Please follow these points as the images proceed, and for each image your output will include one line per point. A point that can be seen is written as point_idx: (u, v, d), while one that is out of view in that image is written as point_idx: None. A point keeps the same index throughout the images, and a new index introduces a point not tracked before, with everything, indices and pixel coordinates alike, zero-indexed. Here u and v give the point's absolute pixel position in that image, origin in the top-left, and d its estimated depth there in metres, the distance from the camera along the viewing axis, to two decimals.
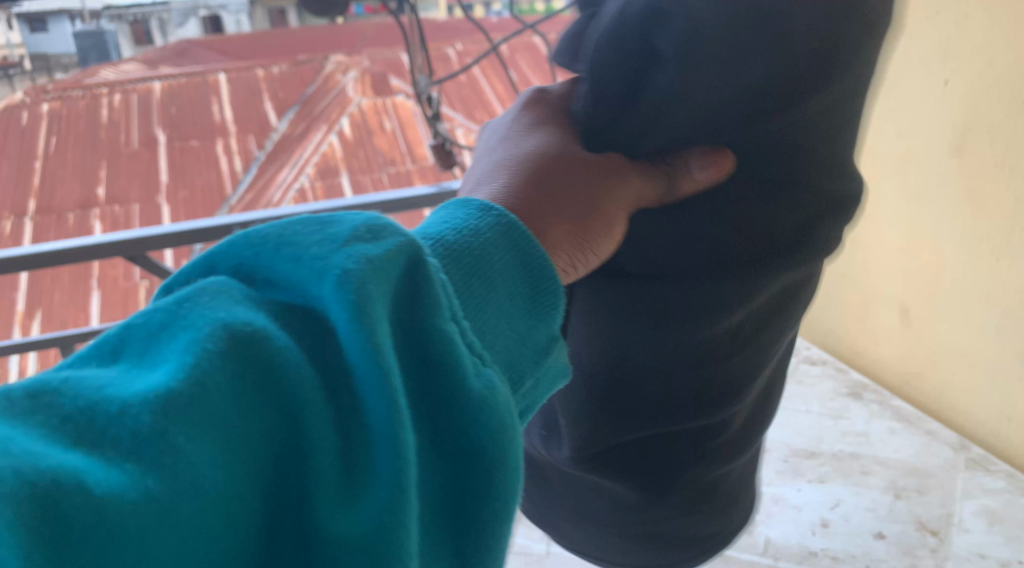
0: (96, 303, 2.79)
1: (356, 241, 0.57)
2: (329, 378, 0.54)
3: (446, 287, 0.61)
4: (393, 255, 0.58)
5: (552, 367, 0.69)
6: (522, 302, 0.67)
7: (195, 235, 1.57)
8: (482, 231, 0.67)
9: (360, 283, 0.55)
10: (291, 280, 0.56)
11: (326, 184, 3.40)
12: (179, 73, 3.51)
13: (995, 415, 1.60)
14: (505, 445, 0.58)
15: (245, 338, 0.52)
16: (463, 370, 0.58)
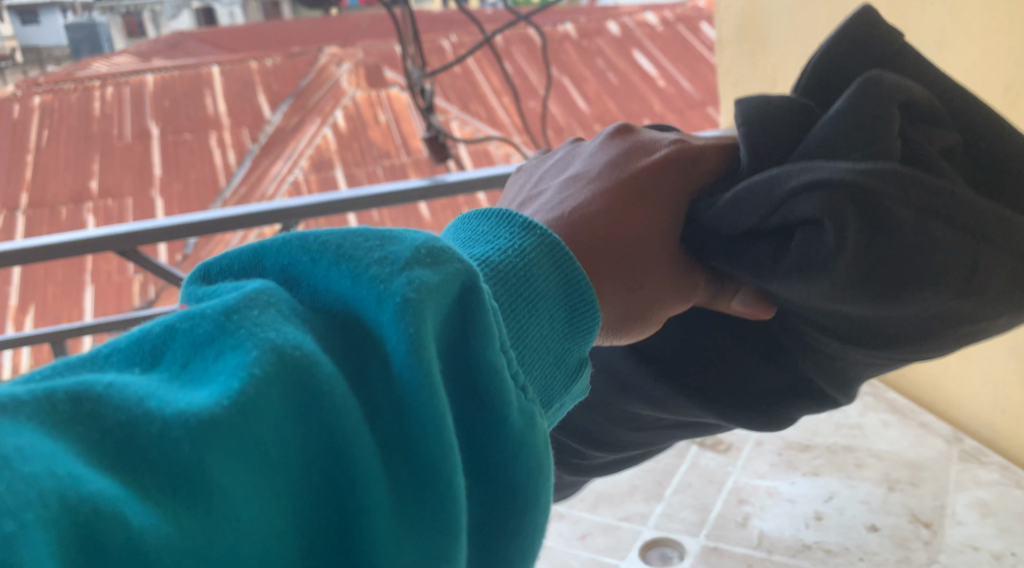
0: (89, 297, 2.77)
1: (417, 266, 0.55)
2: (375, 410, 0.52)
3: (496, 314, 0.59)
4: (449, 282, 0.56)
5: (574, 392, 0.69)
6: (560, 327, 0.67)
7: (190, 229, 1.55)
8: (526, 252, 0.67)
9: (416, 313, 0.53)
10: (348, 299, 0.55)
11: (321, 177, 3.22)
12: (172, 66, 3.83)
13: (989, 406, 1.40)
14: (543, 484, 0.57)
15: (295, 363, 0.50)
16: (510, 406, 0.56)
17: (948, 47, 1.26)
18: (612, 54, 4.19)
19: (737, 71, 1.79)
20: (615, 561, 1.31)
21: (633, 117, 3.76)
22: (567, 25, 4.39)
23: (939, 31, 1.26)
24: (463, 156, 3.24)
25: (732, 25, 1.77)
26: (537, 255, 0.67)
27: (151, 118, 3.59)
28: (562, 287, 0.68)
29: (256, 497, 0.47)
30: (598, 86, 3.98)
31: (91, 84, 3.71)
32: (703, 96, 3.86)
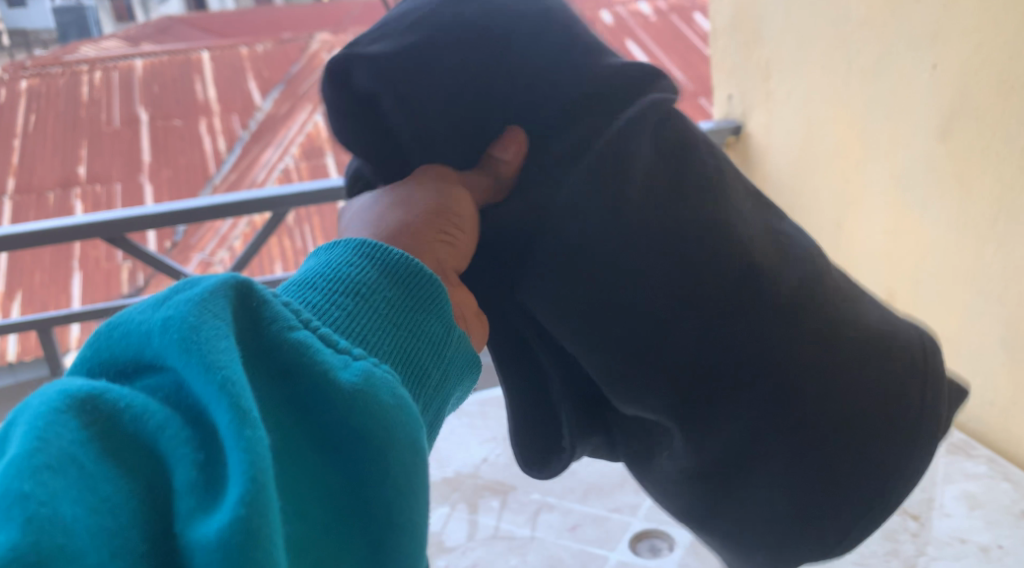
0: (78, 283, 2.77)
1: (175, 287, 0.50)
2: (184, 407, 0.47)
3: (287, 304, 0.53)
4: (215, 285, 0.50)
5: (458, 360, 0.63)
6: (401, 307, 0.60)
7: (176, 216, 1.53)
8: (345, 265, 0.60)
9: (185, 317, 0.48)
10: (125, 347, 0.49)
11: (312, 166, 3.11)
12: (160, 51, 3.82)
13: (979, 399, 1.34)
14: (387, 424, 0.51)
15: (80, 401, 0.45)
16: (324, 368, 0.51)
17: (944, 40, 1.25)
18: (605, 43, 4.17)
19: (732, 63, 1.78)
20: (605, 552, 1.30)
21: None
22: None
23: (934, 29, 1.26)
24: None
25: (726, 16, 1.76)
26: (350, 260, 0.60)
27: (140, 103, 3.58)
28: (388, 273, 0.60)
29: (68, 512, 0.42)
30: None
31: (79, 69, 3.70)
32: (695, 88, 3.87)
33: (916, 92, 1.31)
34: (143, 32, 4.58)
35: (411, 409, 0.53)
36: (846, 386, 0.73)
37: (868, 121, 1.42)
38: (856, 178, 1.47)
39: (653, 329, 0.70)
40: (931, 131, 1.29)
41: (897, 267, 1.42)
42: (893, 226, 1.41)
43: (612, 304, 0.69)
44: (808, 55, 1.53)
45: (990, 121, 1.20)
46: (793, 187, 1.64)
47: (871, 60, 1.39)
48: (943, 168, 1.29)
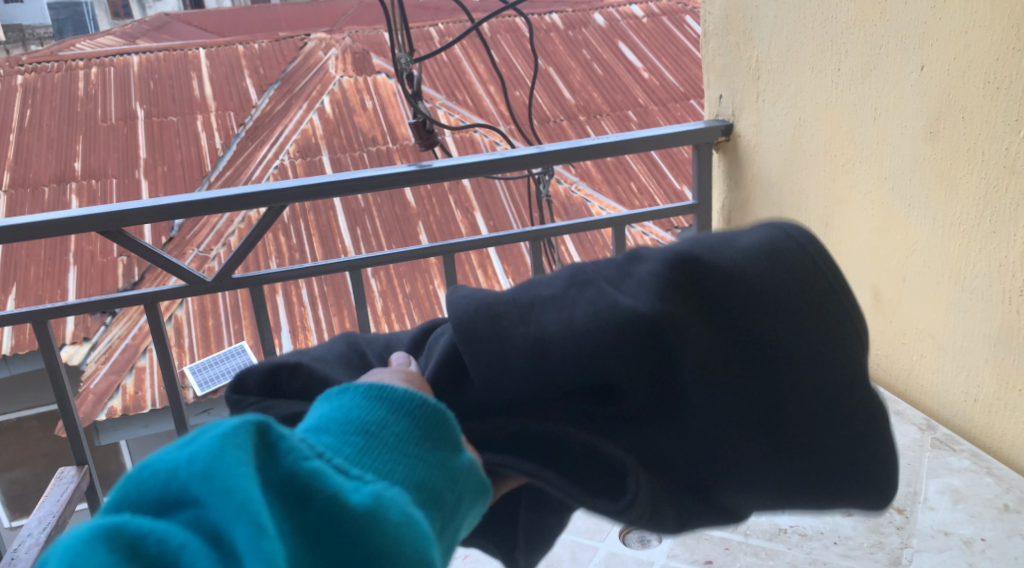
0: (73, 278, 2.78)
1: (204, 430, 0.57)
2: (204, 531, 0.53)
3: (302, 440, 0.60)
4: (237, 427, 0.57)
5: (468, 483, 0.67)
6: (408, 438, 0.64)
7: (172, 210, 1.55)
8: (346, 402, 0.64)
9: (211, 454, 0.55)
10: (154, 481, 0.55)
11: (307, 162, 3.15)
12: (157, 48, 3.83)
13: (962, 394, 1.35)
14: (388, 542, 0.58)
15: (114, 534, 0.52)
16: (335, 494, 0.57)
17: (932, 42, 1.27)
18: (598, 44, 4.21)
19: (723, 63, 1.80)
20: (596, 543, 1.28)
21: (617, 108, 3.80)
22: (554, 15, 4.40)
23: (921, 30, 1.29)
24: (450, 145, 3.27)
25: (717, 17, 1.78)
26: (361, 404, 0.64)
27: (137, 100, 3.59)
28: (393, 406, 0.65)
29: None
30: (584, 76, 4.00)
31: (76, 65, 3.73)
32: (685, 90, 3.95)
33: (904, 92, 1.33)
34: (138, 29, 4.60)
35: (417, 531, 0.59)
36: (790, 322, 0.70)
37: (855, 121, 1.44)
38: (843, 177, 1.49)
39: (577, 347, 0.70)
40: (918, 131, 1.31)
41: (883, 262, 1.44)
42: (880, 224, 1.43)
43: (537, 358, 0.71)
44: (798, 56, 1.56)
45: (976, 121, 1.22)
46: (782, 187, 1.67)
47: (861, 61, 1.41)
48: (930, 166, 1.31)
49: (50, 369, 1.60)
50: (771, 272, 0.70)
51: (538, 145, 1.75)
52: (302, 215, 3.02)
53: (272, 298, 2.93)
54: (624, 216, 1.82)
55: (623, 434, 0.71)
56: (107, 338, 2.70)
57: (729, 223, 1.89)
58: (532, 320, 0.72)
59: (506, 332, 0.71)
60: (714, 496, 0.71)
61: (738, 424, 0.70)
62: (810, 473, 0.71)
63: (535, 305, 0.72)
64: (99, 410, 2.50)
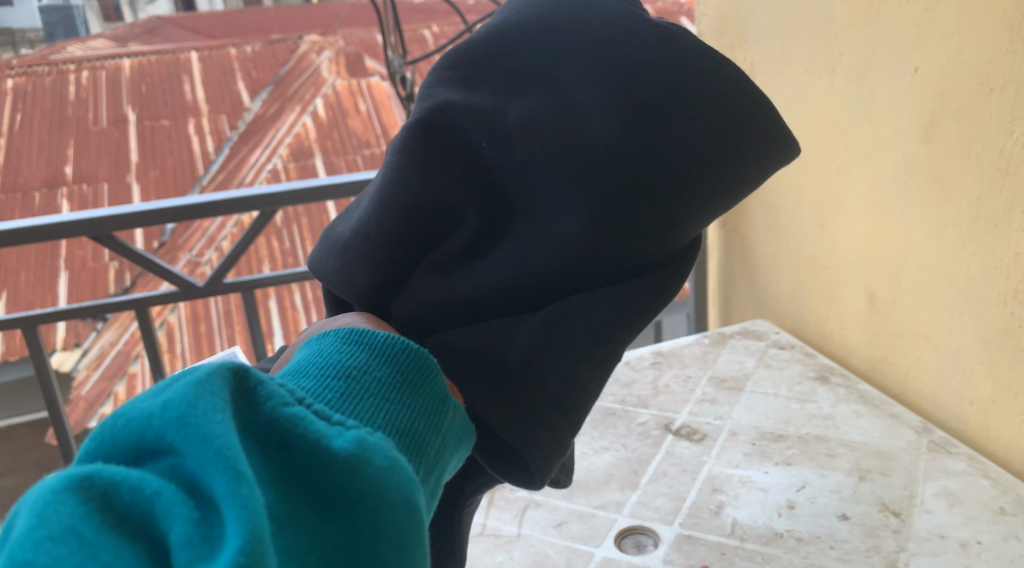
0: (64, 283, 2.76)
1: (178, 378, 0.62)
2: (180, 480, 0.58)
3: (281, 385, 0.65)
4: (211, 375, 0.62)
5: (453, 426, 0.74)
6: (387, 380, 0.70)
7: (163, 214, 1.53)
8: (325, 352, 0.71)
9: (182, 405, 0.60)
10: (133, 433, 0.60)
11: (300, 165, 3.15)
12: (148, 51, 3.83)
13: (959, 396, 1.35)
14: (371, 476, 0.63)
15: (91, 485, 0.57)
16: (316, 433, 0.63)
17: (924, 45, 1.27)
18: None
19: None
20: (591, 548, 1.27)
21: None
22: None
23: (914, 33, 1.28)
24: None
25: (712, 19, 1.78)
26: (340, 353, 0.71)
27: (127, 103, 3.58)
28: (366, 353, 0.71)
29: None
30: None
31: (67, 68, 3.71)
32: None
33: (897, 95, 1.33)
34: (130, 33, 4.62)
35: (402, 463, 0.65)
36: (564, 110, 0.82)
37: (848, 122, 1.44)
38: (838, 178, 1.49)
39: (434, 197, 0.82)
40: (912, 133, 1.31)
41: (878, 262, 1.44)
42: (874, 224, 1.43)
43: (429, 227, 0.82)
44: (791, 59, 1.56)
45: (969, 123, 1.22)
46: (777, 189, 1.67)
47: (855, 64, 1.40)
48: (922, 168, 1.31)
49: (40, 376, 1.59)
50: (498, 96, 0.83)
51: None
52: (295, 218, 3.00)
53: (265, 302, 2.92)
54: None
55: (538, 246, 0.82)
56: (99, 344, 2.69)
57: (725, 225, 1.89)
58: (406, 207, 0.81)
59: (377, 227, 0.82)
60: (634, 245, 0.83)
61: (588, 187, 0.81)
62: (679, 188, 0.83)
63: (401, 195, 0.82)
64: (90, 417, 2.49)
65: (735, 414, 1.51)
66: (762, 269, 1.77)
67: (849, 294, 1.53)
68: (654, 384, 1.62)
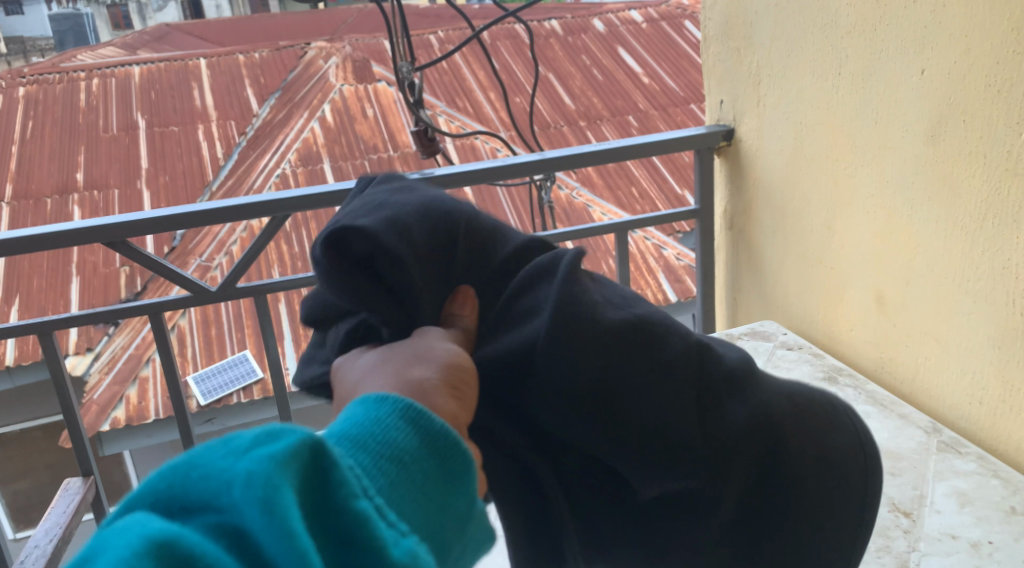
0: (76, 288, 2.78)
1: (259, 444, 0.57)
2: (249, 564, 0.54)
3: (352, 469, 0.61)
4: (293, 453, 0.57)
5: (477, 532, 0.70)
6: (429, 476, 0.66)
7: (175, 221, 1.54)
8: (384, 420, 0.66)
9: (267, 481, 0.55)
10: (204, 498, 0.56)
11: (308, 170, 3.13)
12: (157, 58, 3.86)
13: (968, 397, 1.35)
14: None
15: (163, 555, 0.52)
16: (382, 540, 0.58)
17: (933, 48, 1.27)
18: (597, 50, 4.25)
19: (723, 68, 1.80)
20: None
21: (619, 114, 3.85)
22: (554, 21, 4.43)
23: (921, 36, 1.29)
24: (451, 153, 3.31)
25: (717, 22, 1.78)
26: (396, 427, 0.66)
27: (138, 110, 3.61)
28: (420, 438, 0.67)
29: None
30: (583, 82, 4.04)
31: (77, 76, 3.74)
32: (685, 94, 4.00)
33: (905, 97, 1.33)
34: (138, 40, 4.65)
35: None
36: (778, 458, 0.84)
37: (857, 123, 1.44)
38: (847, 179, 1.49)
39: (648, 422, 0.80)
40: (921, 134, 1.31)
41: (888, 263, 1.44)
42: (885, 227, 1.42)
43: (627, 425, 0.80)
44: (798, 61, 1.56)
45: (978, 125, 1.22)
46: (783, 191, 1.67)
47: (863, 64, 1.41)
48: (932, 170, 1.31)
49: (57, 381, 1.59)
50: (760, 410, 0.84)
51: (540, 152, 1.74)
52: (304, 223, 3.05)
53: (274, 306, 2.93)
54: (627, 222, 1.82)
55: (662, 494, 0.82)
56: (110, 349, 2.70)
57: (731, 227, 1.88)
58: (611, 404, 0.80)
59: (586, 392, 0.79)
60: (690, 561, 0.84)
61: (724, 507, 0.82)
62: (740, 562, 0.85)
63: (618, 388, 0.80)
64: (102, 421, 2.50)
65: None
66: (769, 270, 1.78)
67: (858, 295, 1.53)
68: None
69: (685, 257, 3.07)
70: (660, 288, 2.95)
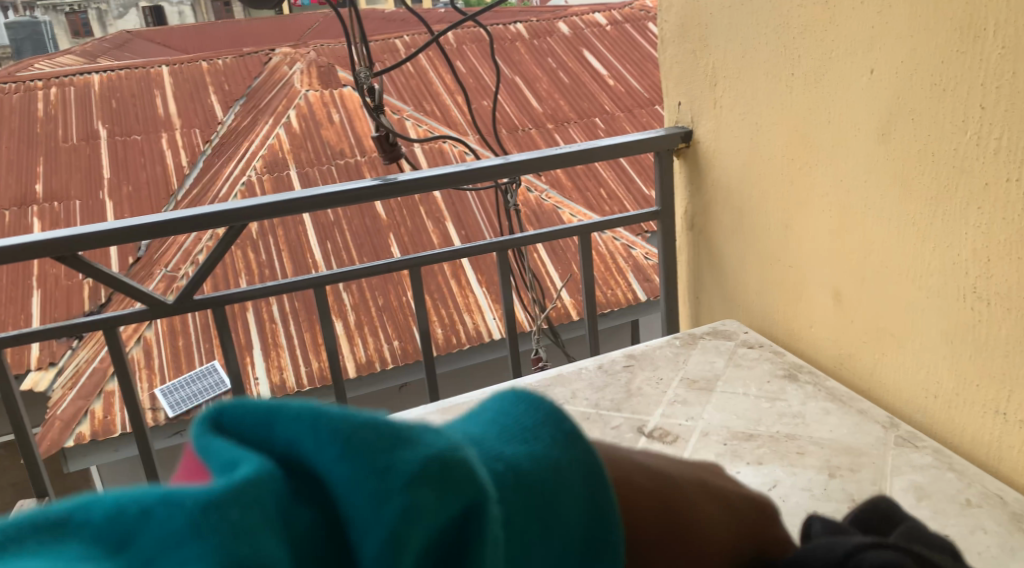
0: (37, 302, 2.75)
1: (427, 479, 0.48)
2: None
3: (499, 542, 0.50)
4: (440, 507, 0.48)
5: None
6: (567, 550, 0.56)
7: (130, 234, 1.51)
8: (564, 463, 0.57)
9: (395, 534, 0.47)
10: (350, 503, 0.48)
11: (274, 177, 3.10)
12: (117, 66, 3.83)
13: (923, 391, 1.36)
14: None
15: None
16: None
17: (882, 46, 1.28)
18: (563, 52, 4.27)
19: (681, 69, 1.80)
20: None
21: (585, 116, 3.88)
22: (519, 24, 4.43)
23: (871, 37, 1.30)
24: (419, 157, 3.33)
25: (673, 24, 1.79)
26: (555, 450, 0.57)
27: (98, 120, 3.57)
28: (582, 484, 0.57)
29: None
30: (550, 84, 4.05)
31: (34, 85, 3.70)
32: (650, 96, 4.08)
33: (857, 96, 1.35)
34: (99, 49, 4.61)
35: None
36: None
37: (812, 122, 1.45)
38: (806, 178, 1.49)
39: None
40: (872, 133, 1.33)
41: (843, 259, 1.45)
42: (840, 225, 1.43)
43: None
44: (753, 62, 1.57)
45: (924, 122, 1.24)
46: (740, 191, 1.68)
47: (815, 65, 1.42)
48: (884, 169, 1.32)
49: (7, 401, 1.55)
50: None
51: (504, 155, 1.73)
52: (271, 230, 3.04)
53: (242, 316, 2.92)
54: (590, 223, 1.83)
55: None
56: (74, 362, 2.70)
57: (691, 227, 1.88)
58: None
59: None
60: None
61: None
62: None
63: None
64: (67, 436, 2.47)
65: (706, 415, 1.43)
66: (729, 269, 1.78)
67: (816, 294, 1.54)
68: (626, 386, 1.51)
69: (652, 255, 3.40)
70: (630, 286, 3.25)
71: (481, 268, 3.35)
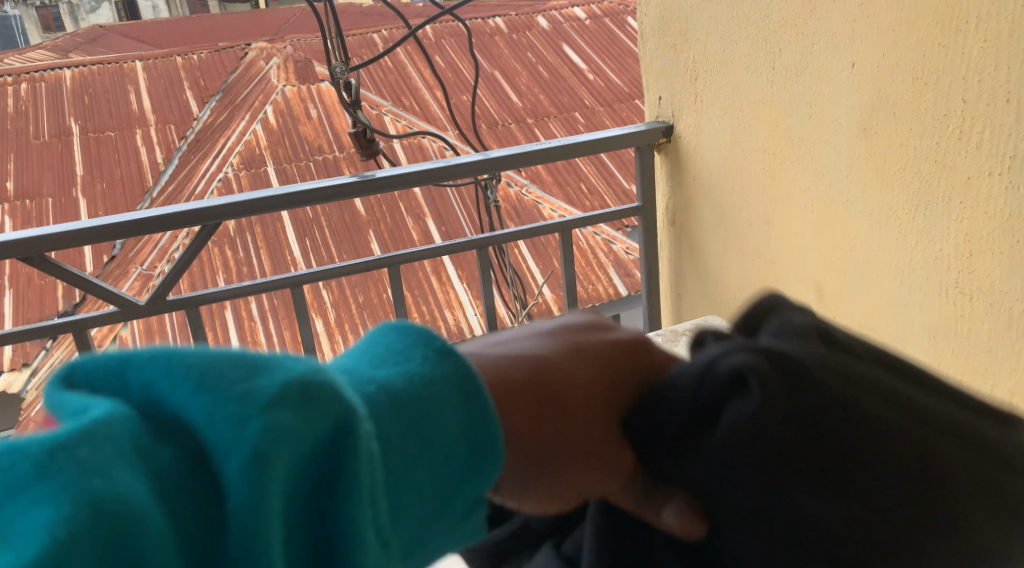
0: (8, 302, 2.71)
1: (278, 401, 0.51)
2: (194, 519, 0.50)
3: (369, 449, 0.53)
4: (304, 426, 0.51)
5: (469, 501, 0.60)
6: (441, 464, 0.59)
7: (102, 233, 1.47)
8: (435, 380, 0.59)
9: (255, 448, 0.49)
10: (208, 429, 0.50)
11: (251, 173, 3.06)
12: (89, 60, 3.77)
13: None
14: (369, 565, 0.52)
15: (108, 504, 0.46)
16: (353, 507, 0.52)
17: (863, 40, 1.28)
18: (543, 46, 4.25)
19: (661, 64, 1.79)
20: None
21: (565, 110, 3.87)
22: (498, 17, 4.40)
23: (852, 30, 1.29)
24: (398, 153, 3.30)
25: (653, 18, 1.77)
26: (420, 367, 0.60)
27: (70, 116, 3.52)
28: (459, 402, 0.60)
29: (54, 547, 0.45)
30: (529, 78, 4.03)
31: (4, 81, 3.64)
32: (630, 90, 4.07)
33: (838, 90, 1.34)
34: (71, 43, 4.55)
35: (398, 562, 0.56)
36: None
37: (792, 115, 1.44)
38: (785, 172, 1.49)
39: None
40: (853, 128, 1.32)
41: (823, 253, 1.45)
42: (820, 219, 1.43)
43: None
44: (733, 56, 1.56)
45: (905, 116, 1.23)
46: (720, 187, 1.68)
47: (796, 59, 1.41)
48: (865, 164, 1.32)
49: None
50: None
51: (484, 151, 1.71)
52: (248, 228, 3.01)
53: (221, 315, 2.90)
54: (571, 219, 1.81)
55: None
56: (48, 363, 2.67)
57: (672, 223, 1.87)
58: None
59: None
60: None
61: None
62: None
63: None
64: None
65: None
66: (711, 265, 1.77)
67: (797, 289, 1.53)
68: None
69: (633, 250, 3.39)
70: (611, 281, 3.24)
71: (462, 265, 3.34)
